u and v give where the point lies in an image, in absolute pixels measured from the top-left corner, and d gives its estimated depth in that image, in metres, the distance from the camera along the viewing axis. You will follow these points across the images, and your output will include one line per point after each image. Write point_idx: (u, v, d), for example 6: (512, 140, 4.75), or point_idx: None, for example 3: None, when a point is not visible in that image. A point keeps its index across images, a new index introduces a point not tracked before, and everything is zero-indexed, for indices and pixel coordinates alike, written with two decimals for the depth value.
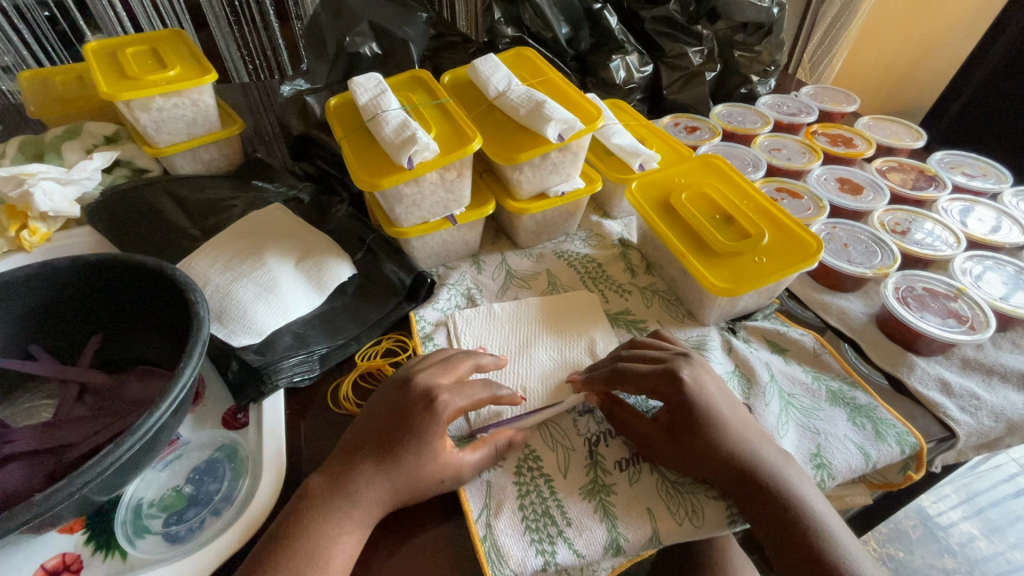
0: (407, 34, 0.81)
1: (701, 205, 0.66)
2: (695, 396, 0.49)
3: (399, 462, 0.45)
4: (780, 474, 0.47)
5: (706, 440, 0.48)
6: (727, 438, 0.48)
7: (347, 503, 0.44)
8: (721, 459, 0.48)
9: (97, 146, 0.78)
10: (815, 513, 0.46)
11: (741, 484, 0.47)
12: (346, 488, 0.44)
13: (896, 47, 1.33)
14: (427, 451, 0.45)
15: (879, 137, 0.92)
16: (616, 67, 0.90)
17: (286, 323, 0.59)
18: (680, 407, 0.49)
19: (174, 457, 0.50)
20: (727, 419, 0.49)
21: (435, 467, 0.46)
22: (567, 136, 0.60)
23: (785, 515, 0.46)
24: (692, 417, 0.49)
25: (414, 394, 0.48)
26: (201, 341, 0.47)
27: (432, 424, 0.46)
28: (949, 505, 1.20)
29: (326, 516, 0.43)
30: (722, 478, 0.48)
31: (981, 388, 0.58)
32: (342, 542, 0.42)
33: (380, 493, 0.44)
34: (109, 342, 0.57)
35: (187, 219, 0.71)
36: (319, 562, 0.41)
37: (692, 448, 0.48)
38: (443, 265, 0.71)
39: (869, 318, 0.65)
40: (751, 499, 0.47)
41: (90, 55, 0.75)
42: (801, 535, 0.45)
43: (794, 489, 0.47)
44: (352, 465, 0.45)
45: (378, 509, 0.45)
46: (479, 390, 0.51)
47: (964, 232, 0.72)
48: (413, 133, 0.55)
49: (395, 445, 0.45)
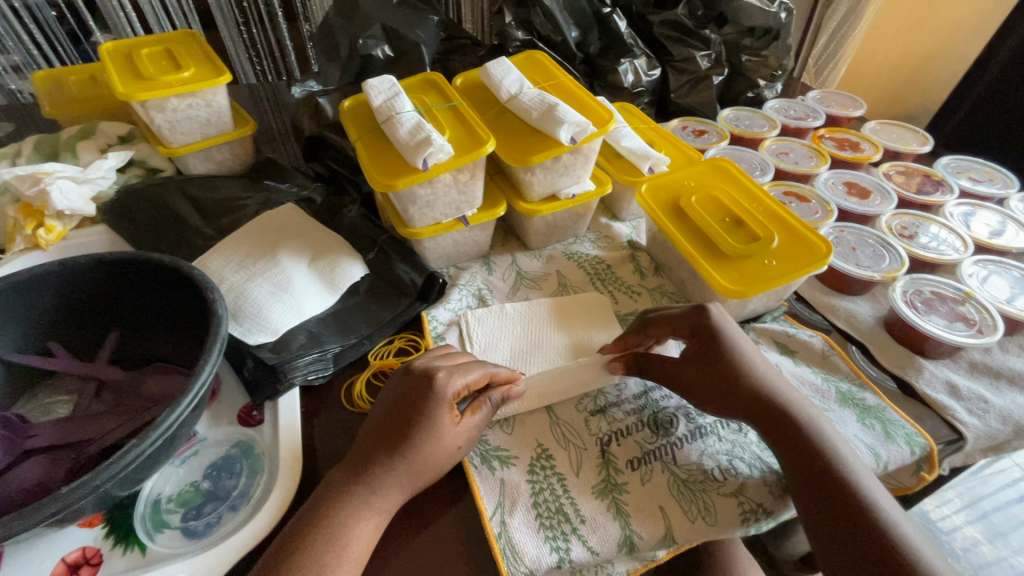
0: (418, 37, 0.82)
1: (711, 207, 0.66)
2: (722, 329, 0.54)
3: (406, 446, 0.46)
4: (800, 408, 0.50)
5: (732, 368, 0.52)
6: (749, 368, 0.52)
7: (369, 494, 0.44)
8: (743, 386, 0.51)
9: (111, 146, 0.79)
10: (835, 445, 0.48)
11: (762, 412, 0.50)
12: (365, 478, 0.45)
13: (901, 53, 1.33)
14: (431, 429, 0.46)
15: (886, 142, 0.93)
16: (624, 70, 0.91)
17: (300, 322, 0.59)
18: (708, 338, 0.54)
19: (191, 453, 0.51)
20: (750, 356, 0.54)
21: (439, 444, 0.47)
22: (579, 139, 0.61)
23: (804, 442, 0.48)
24: (719, 347, 0.53)
25: (416, 377, 0.49)
26: (220, 338, 0.48)
27: (434, 404, 0.47)
28: (953, 509, 1.20)
29: (346, 504, 0.44)
30: (744, 406, 0.51)
31: (989, 391, 0.59)
32: (359, 527, 0.43)
33: (393, 479, 0.45)
34: (126, 339, 0.58)
35: (201, 218, 0.72)
36: (338, 545, 0.42)
37: (717, 376, 0.52)
38: (454, 266, 0.72)
39: (876, 321, 0.66)
40: (773, 426, 0.49)
41: (105, 56, 0.76)
42: (823, 459, 0.47)
43: (814, 424, 0.49)
44: (366, 455, 0.46)
45: (394, 498, 0.45)
46: (478, 369, 0.51)
47: (970, 236, 0.73)
48: (427, 135, 0.56)
49: (403, 429, 0.46)
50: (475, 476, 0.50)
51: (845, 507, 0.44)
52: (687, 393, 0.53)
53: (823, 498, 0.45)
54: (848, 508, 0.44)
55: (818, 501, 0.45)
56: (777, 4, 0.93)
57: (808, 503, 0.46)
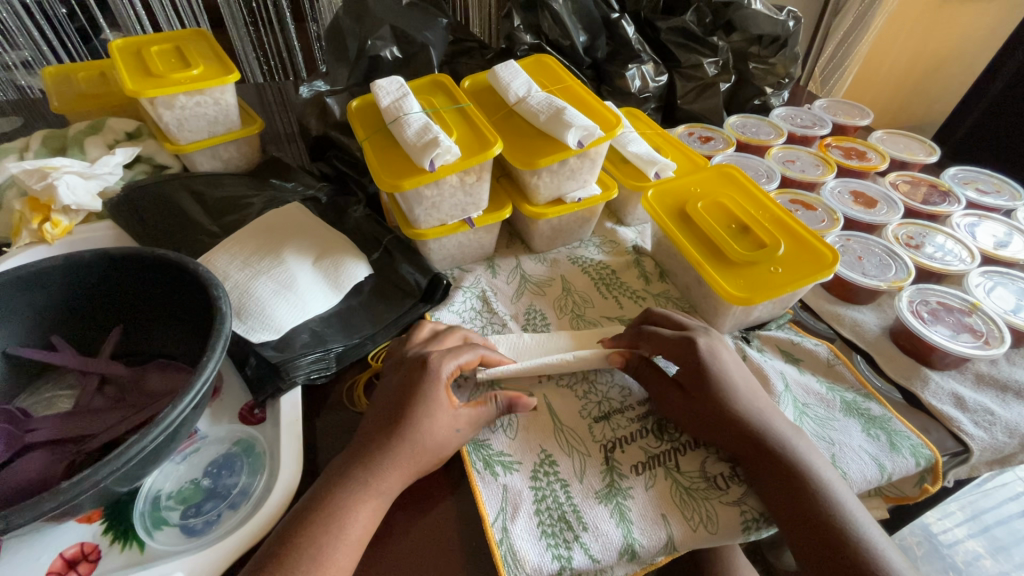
0: (427, 38, 0.81)
1: (717, 214, 0.66)
2: (705, 359, 0.53)
3: (410, 433, 0.46)
4: (790, 444, 0.49)
5: (716, 398, 0.51)
6: (734, 401, 0.51)
7: (372, 479, 0.45)
8: (726, 418, 0.51)
9: (119, 142, 0.80)
10: (822, 477, 0.48)
11: (749, 449, 0.49)
12: (371, 475, 0.45)
13: (904, 52, 1.39)
14: (428, 406, 0.48)
15: (893, 151, 0.92)
16: (632, 76, 0.91)
17: (303, 321, 0.59)
18: (696, 368, 0.53)
19: (191, 450, 0.51)
20: (739, 386, 0.53)
21: (436, 427, 0.48)
22: (586, 143, 0.60)
23: (791, 479, 0.47)
24: (705, 379, 0.52)
25: (411, 368, 0.50)
26: (224, 335, 0.47)
27: (429, 385, 0.48)
28: (954, 522, 1.19)
29: (355, 493, 0.44)
30: (730, 439, 0.50)
31: (995, 403, 0.58)
32: (361, 513, 0.43)
33: (394, 459, 0.45)
34: (129, 334, 0.58)
35: (207, 216, 0.72)
36: (335, 528, 0.42)
37: (704, 409, 0.52)
38: (458, 268, 0.72)
39: (882, 331, 0.65)
40: (757, 459, 0.49)
41: (116, 53, 0.76)
42: (807, 495, 0.46)
43: (800, 457, 0.49)
44: (367, 449, 0.46)
45: (393, 483, 0.45)
46: (469, 351, 0.53)
47: (977, 247, 0.72)
48: (435, 136, 0.56)
49: (402, 418, 0.47)
50: (477, 480, 0.50)
51: (824, 544, 0.44)
52: (672, 418, 0.54)
53: (810, 541, 0.45)
54: (825, 546, 0.44)
55: (803, 540, 0.45)
56: (785, 13, 0.95)
57: (795, 543, 0.46)
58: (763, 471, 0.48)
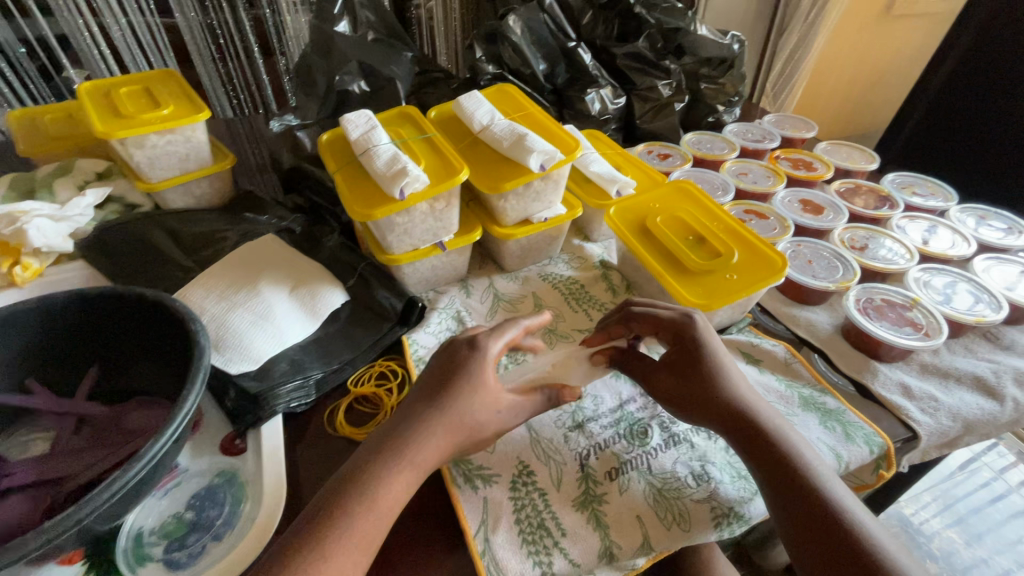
0: (393, 72, 0.85)
1: (675, 227, 0.70)
2: (698, 339, 0.55)
3: (453, 409, 0.48)
4: (777, 425, 0.51)
5: (705, 378, 0.53)
6: (724, 382, 0.53)
7: (412, 453, 0.46)
8: (713, 399, 0.53)
9: (89, 183, 0.80)
10: (806, 458, 0.49)
11: (737, 429, 0.51)
12: (411, 449, 0.46)
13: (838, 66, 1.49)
14: (476, 376, 0.49)
15: (836, 161, 0.99)
16: (591, 99, 0.96)
17: (282, 350, 0.60)
18: (686, 349, 0.55)
19: (173, 484, 0.51)
20: (729, 367, 0.55)
21: (480, 405, 0.49)
22: (548, 166, 0.64)
23: (775, 457, 0.49)
24: (695, 359, 0.54)
25: (455, 348, 0.51)
26: (203, 368, 0.48)
27: (477, 362, 0.50)
28: (931, 512, 1.24)
29: (391, 465, 0.45)
30: (718, 419, 0.52)
31: (939, 391, 0.62)
32: (395, 484, 0.44)
33: (435, 432, 0.47)
34: (105, 374, 0.58)
35: (181, 251, 0.73)
36: (370, 497, 0.43)
37: (694, 389, 0.54)
38: (433, 290, 0.74)
39: (834, 329, 0.69)
40: (743, 439, 0.51)
41: (84, 96, 0.78)
42: (791, 473, 0.48)
43: (786, 439, 0.50)
44: (408, 425, 0.47)
45: (426, 457, 0.46)
46: (513, 328, 0.54)
47: (916, 247, 0.77)
48: (404, 166, 0.59)
49: (448, 395, 0.48)
50: (458, 495, 0.51)
51: (805, 521, 0.46)
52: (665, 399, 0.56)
53: (795, 522, 0.46)
54: (806, 522, 0.46)
55: (786, 516, 0.47)
56: (730, 38, 1.03)
57: (781, 519, 0.47)
58: (750, 449, 0.50)
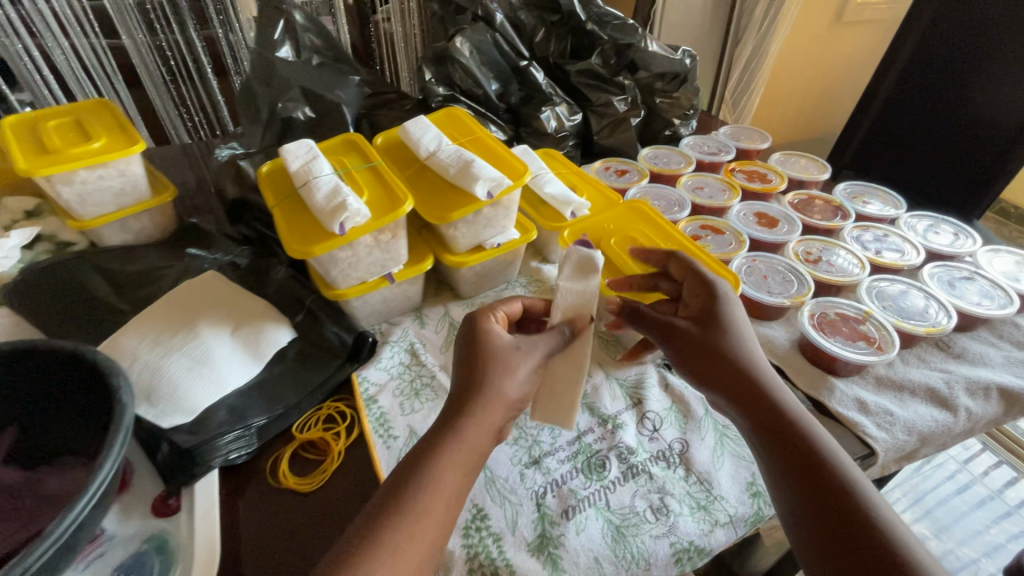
0: (339, 97, 0.82)
1: (630, 248, 0.72)
2: (719, 298, 0.58)
3: (482, 383, 0.47)
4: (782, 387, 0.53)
5: (721, 330, 0.56)
6: (738, 339, 0.55)
7: (460, 439, 0.44)
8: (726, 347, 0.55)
9: (17, 222, 0.76)
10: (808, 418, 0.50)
11: (746, 378, 0.53)
12: (456, 432, 0.44)
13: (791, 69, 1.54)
14: (494, 349, 0.49)
15: (790, 172, 1.00)
16: (546, 118, 0.95)
17: (221, 397, 0.57)
18: (706, 303, 0.58)
19: (95, 555, 0.47)
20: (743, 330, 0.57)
21: (507, 373, 0.48)
22: (496, 193, 0.62)
23: (782, 407, 0.50)
24: (713, 313, 0.57)
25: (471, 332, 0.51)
26: (125, 427, 0.45)
27: (491, 337, 0.50)
28: (901, 508, 1.25)
29: (443, 455, 0.43)
30: (727, 368, 0.54)
31: (894, 404, 0.62)
32: (448, 471, 0.42)
33: (476, 412, 0.45)
34: (23, 435, 0.54)
35: (115, 293, 0.69)
36: (426, 487, 0.41)
37: (709, 338, 0.55)
38: (386, 322, 0.72)
39: (791, 344, 0.69)
40: (752, 387, 0.52)
41: (7, 129, 0.73)
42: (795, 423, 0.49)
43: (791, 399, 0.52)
44: (450, 411, 0.46)
45: (476, 438, 0.44)
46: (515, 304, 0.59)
47: (867, 257, 0.78)
48: (343, 200, 0.56)
49: (472, 373, 0.47)
50: None
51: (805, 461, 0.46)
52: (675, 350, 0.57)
53: (796, 461, 0.47)
54: (807, 461, 0.46)
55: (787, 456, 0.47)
56: (681, 53, 1.05)
57: (782, 461, 0.47)
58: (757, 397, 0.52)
